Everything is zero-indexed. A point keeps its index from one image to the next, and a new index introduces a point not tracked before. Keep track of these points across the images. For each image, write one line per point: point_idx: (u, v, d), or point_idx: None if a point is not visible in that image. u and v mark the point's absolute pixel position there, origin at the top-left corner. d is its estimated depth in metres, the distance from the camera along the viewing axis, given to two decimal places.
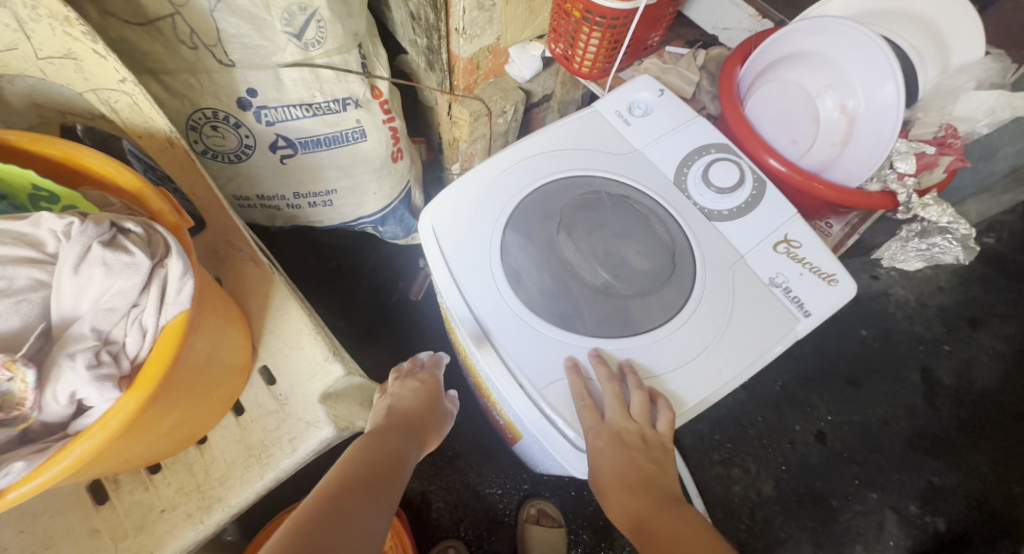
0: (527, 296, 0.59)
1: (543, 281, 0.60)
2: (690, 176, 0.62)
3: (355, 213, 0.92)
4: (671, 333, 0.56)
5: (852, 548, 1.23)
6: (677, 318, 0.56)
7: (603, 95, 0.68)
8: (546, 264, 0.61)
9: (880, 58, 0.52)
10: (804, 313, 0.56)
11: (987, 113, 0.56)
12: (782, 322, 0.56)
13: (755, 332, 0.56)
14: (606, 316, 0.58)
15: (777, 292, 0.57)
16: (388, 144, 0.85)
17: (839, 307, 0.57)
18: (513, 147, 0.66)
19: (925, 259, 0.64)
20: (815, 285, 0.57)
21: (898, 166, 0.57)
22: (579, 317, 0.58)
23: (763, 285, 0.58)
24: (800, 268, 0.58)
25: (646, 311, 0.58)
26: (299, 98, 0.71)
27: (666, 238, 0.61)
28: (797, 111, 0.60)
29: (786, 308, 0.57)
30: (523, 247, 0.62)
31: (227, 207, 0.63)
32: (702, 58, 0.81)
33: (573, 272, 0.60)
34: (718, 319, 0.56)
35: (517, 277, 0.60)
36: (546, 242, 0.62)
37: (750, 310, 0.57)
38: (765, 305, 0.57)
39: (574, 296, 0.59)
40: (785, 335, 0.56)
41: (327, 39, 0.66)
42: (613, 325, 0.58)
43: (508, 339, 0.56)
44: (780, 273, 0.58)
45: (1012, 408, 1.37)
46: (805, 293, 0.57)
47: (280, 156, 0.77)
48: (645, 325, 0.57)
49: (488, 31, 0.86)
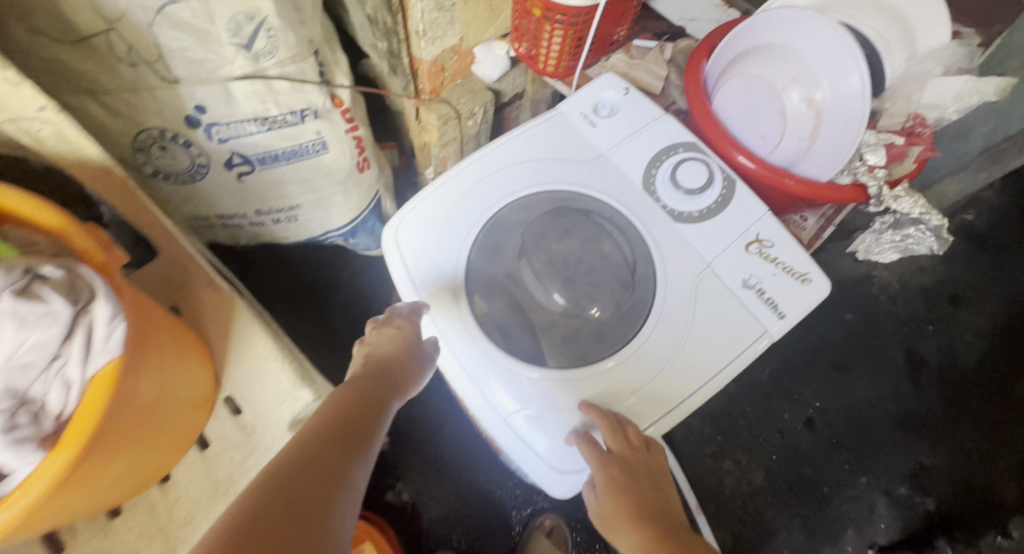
0: (488, 320, 0.60)
1: (507, 302, 0.61)
2: (658, 178, 0.60)
3: (322, 227, 0.90)
4: (633, 351, 0.57)
5: (844, 533, 1.24)
6: (639, 336, 0.57)
7: (568, 96, 0.66)
8: (508, 285, 0.62)
9: (846, 50, 0.50)
10: (778, 315, 0.55)
11: (954, 100, 0.57)
12: (755, 325, 0.56)
13: (719, 345, 0.56)
14: (569, 336, 0.59)
15: (749, 294, 0.56)
16: (352, 155, 0.82)
17: (814, 306, 0.56)
18: (477, 154, 0.64)
19: (900, 249, 0.64)
20: (789, 285, 0.56)
21: (868, 158, 0.56)
22: (542, 336, 0.59)
23: (734, 288, 0.57)
24: (773, 268, 0.56)
25: (608, 330, 0.59)
26: (253, 112, 0.68)
27: (628, 251, 0.60)
28: (764, 106, 0.58)
29: (759, 312, 0.56)
30: (485, 269, 0.62)
31: (175, 231, 0.60)
32: (669, 51, 0.79)
33: (535, 291, 0.60)
34: (682, 331, 0.57)
35: (482, 299, 0.61)
36: (508, 266, 0.62)
37: (716, 323, 0.57)
38: (734, 310, 0.57)
39: (532, 318, 0.60)
40: (754, 342, 0.56)
41: (279, 49, 0.64)
42: (576, 346, 0.59)
43: (471, 364, 0.57)
44: (754, 274, 0.57)
45: (995, 384, 1.39)
46: (779, 294, 0.56)
47: (238, 174, 0.74)
48: (608, 345, 0.58)
49: (450, 32, 0.83)
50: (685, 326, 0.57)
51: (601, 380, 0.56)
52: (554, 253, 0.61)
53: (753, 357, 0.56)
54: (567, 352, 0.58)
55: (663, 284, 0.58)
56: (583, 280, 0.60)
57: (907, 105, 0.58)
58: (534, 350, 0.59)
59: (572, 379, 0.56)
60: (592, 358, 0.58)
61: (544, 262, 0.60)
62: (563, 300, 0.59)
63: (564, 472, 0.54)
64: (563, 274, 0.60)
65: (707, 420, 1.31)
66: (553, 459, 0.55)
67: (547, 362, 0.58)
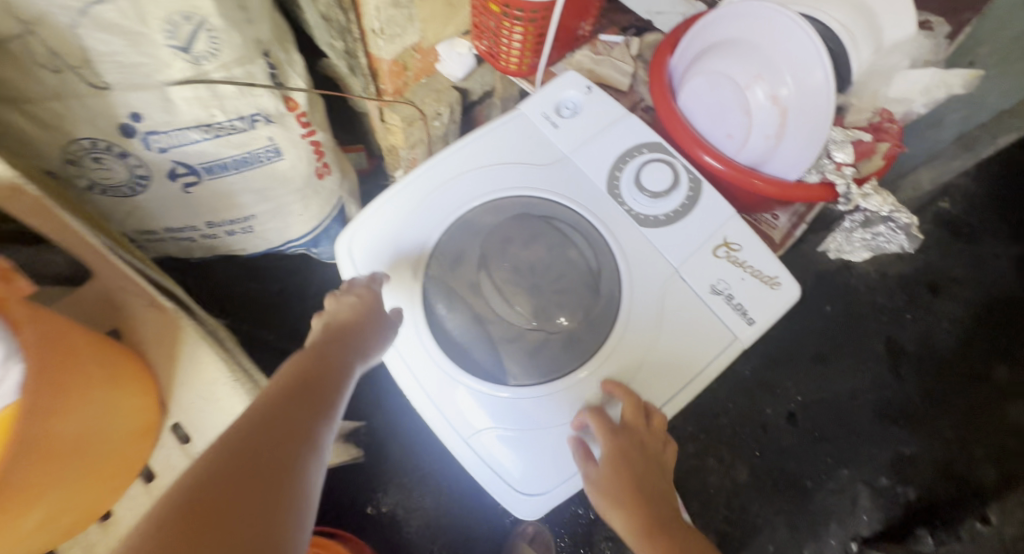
0: (447, 334, 0.58)
1: (466, 316, 0.59)
2: (623, 180, 0.58)
3: (281, 237, 0.86)
4: (599, 365, 0.55)
5: (826, 526, 1.24)
6: (604, 349, 0.55)
7: (529, 95, 0.63)
8: (466, 298, 0.60)
9: (811, 47, 0.48)
10: (748, 321, 0.54)
11: (922, 92, 0.57)
12: (724, 333, 0.54)
13: (687, 356, 0.54)
14: (533, 349, 0.58)
15: (718, 300, 0.54)
16: (311, 161, 0.79)
17: (785, 311, 0.54)
18: (433, 159, 0.61)
19: (870, 249, 0.61)
20: (758, 290, 0.54)
21: (836, 155, 0.54)
22: (503, 351, 0.58)
23: (703, 294, 0.55)
24: (741, 273, 0.54)
25: (573, 342, 0.57)
26: (196, 119, 0.63)
27: (591, 262, 0.59)
28: (728, 104, 0.57)
29: (729, 319, 0.54)
30: (442, 282, 0.60)
31: (105, 251, 0.56)
32: (636, 47, 0.77)
33: (493, 306, 0.60)
34: (649, 343, 0.55)
35: (440, 313, 0.59)
36: (468, 280, 0.60)
37: (683, 333, 0.54)
38: (702, 318, 0.54)
39: (492, 333, 0.59)
40: (723, 351, 0.54)
41: (223, 50, 0.59)
42: (541, 360, 0.57)
43: (429, 384, 0.56)
44: (721, 280, 0.55)
45: (973, 371, 1.39)
46: (749, 300, 0.54)
47: (183, 185, 0.70)
48: (573, 359, 0.56)
49: (410, 29, 0.78)
50: (652, 338, 0.55)
51: (565, 396, 0.54)
52: (517, 262, 0.60)
53: (723, 367, 0.54)
54: (530, 367, 0.56)
55: (629, 293, 0.56)
56: (549, 290, 0.59)
57: (874, 100, 0.57)
58: (496, 367, 0.57)
59: (536, 397, 0.54)
60: (557, 373, 0.56)
61: (506, 274, 0.60)
62: (523, 313, 0.58)
63: (527, 495, 0.53)
64: (524, 285, 0.59)
65: (691, 418, 1.30)
66: (518, 482, 0.53)
67: (509, 379, 0.56)
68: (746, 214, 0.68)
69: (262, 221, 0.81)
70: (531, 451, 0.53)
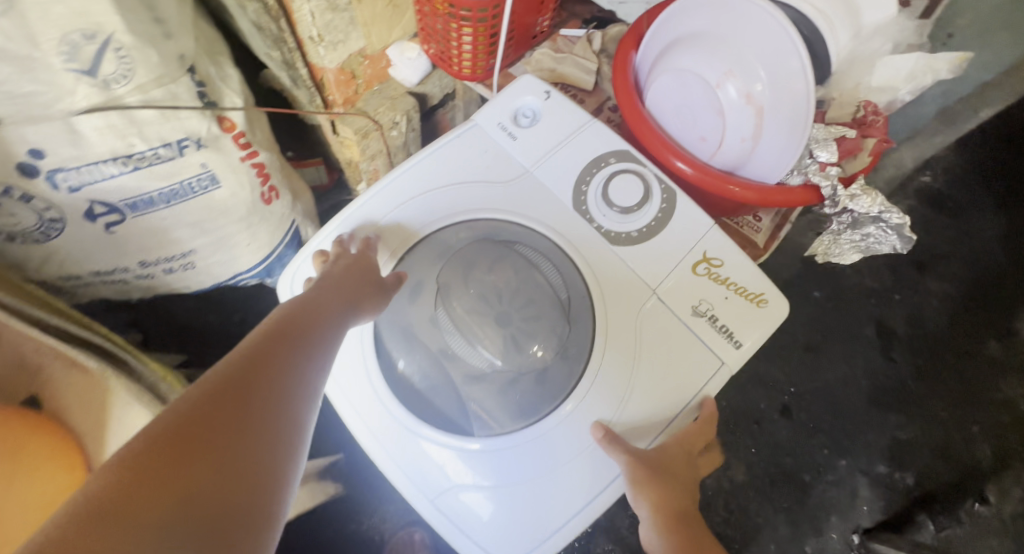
0: (405, 379, 0.54)
1: (425, 360, 0.54)
2: (590, 197, 0.54)
3: (229, 270, 0.79)
4: (573, 407, 0.50)
5: (827, 521, 1.21)
6: (580, 386, 0.50)
7: (483, 103, 0.57)
8: (423, 340, 0.54)
9: (786, 39, 0.44)
10: (734, 344, 0.50)
11: (906, 79, 0.52)
12: (710, 358, 0.50)
13: (671, 389, 0.49)
14: (502, 388, 0.53)
15: (701, 322, 0.50)
16: (254, 187, 0.72)
17: (772, 331, 0.50)
18: (379, 182, 0.56)
19: (861, 250, 0.56)
20: (744, 308, 0.50)
21: (818, 155, 0.49)
22: (466, 397, 0.53)
23: (684, 317, 0.50)
24: (725, 291, 0.51)
25: (545, 379, 0.52)
26: (111, 150, 0.57)
27: (559, 290, 0.54)
28: (699, 104, 0.51)
29: (714, 342, 0.50)
30: (396, 325, 0.55)
31: (11, 308, 0.51)
32: (599, 41, 0.70)
33: (453, 343, 0.53)
34: (628, 376, 0.50)
35: (399, 364, 0.54)
36: (426, 316, 0.55)
37: (664, 364, 0.50)
38: (685, 343, 0.50)
39: (451, 376, 0.53)
40: (710, 379, 0.50)
41: (136, 71, 0.54)
42: (509, 400, 0.52)
43: (386, 440, 0.51)
44: (704, 300, 0.51)
45: (964, 349, 1.37)
46: (733, 320, 0.50)
47: (105, 225, 0.63)
48: (548, 397, 0.52)
49: (353, 34, 0.71)
50: (630, 370, 0.50)
51: (533, 448, 0.49)
52: (482, 287, 0.54)
53: (710, 397, 0.50)
54: (497, 413, 0.52)
55: (602, 321, 0.51)
56: (517, 321, 0.53)
57: (853, 92, 0.52)
58: (460, 419, 0.52)
59: (503, 449, 0.49)
60: (528, 419, 0.51)
61: (470, 304, 0.54)
62: (489, 352, 0.52)
63: None
64: (490, 315, 0.54)
65: None
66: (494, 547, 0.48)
67: (474, 431, 0.51)
68: (728, 217, 0.64)
69: (205, 254, 0.74)
70: (505, 511, 0.48)
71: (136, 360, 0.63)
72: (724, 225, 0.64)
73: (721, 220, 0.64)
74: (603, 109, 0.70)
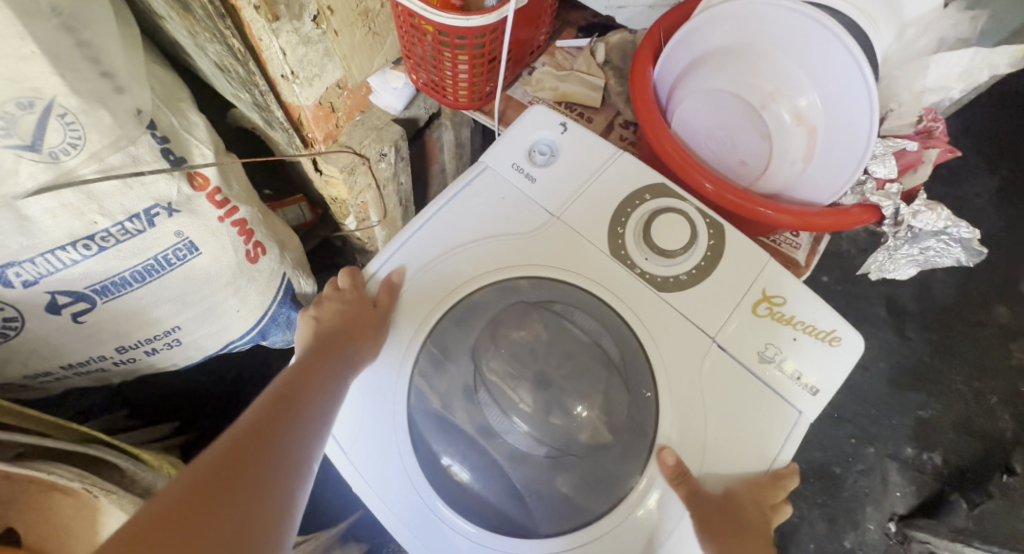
0: (444, 469, 0.49)
1: (467, 446, 0.49)
2: (627, 240, 0.48)
3: (219, 340, 0.72)
4: (647, 483, 0.44)
5: (863, 513, 1.18)
6: (646, 466, 0.45)
7: (494, 142, 0.53)
8: (463, 422, 0.49)
9: (844, 53, 0.39)
10: (810, 391, 0.45)
11: (960, 77, 0.47)
12: (786, 411, 0.45)
13: (750, 451, 0.45)
14: (550, 463, 0.48)
15: (770, 370, 0.45)
16: (237, 247, 0.64)
17: (849, 372, 0.45)
18: (383, 253, 0.50)
19: (919, 263, 0.52)
20: (815, 348, 0.45)
21: (875, 172, 0.46)
22: (516, 485, 0.48)
23: (750, 364, 0.46)
24: (792, 332, 0.46)
25: (599, 450, 0.47)
26: (69, 233, 0.50)
27: (607, 345, 0.48)
28: (736, 124, 0.46)
29: (789, 393, 0.45)
30: (429, 413, 0.49)
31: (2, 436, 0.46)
32: (602, 52, 0.65)
33: (494, 422, 0.48)
34: (699, 441, 0.45)
35: (448, 464, 0.49)
36: (461, 390, 0.49)
37: (736, 418, 0.45)
38: (755, 397, 0.45)
39: (498, 461, 0.48)
40: (790, 433, 0.45)
41: (87, 138, 0.47)
42: (567, 476, 0.47)
43: (433, 541, 0.48)
44: (770, 343, 0.46)
45: (971, 319, 1.28)
46: (806, 363, 0.45)
47: (72, 315, 0.56)
48: (632, 465, 0.46)
49: (329, 67, 0.63)
50: (698, 432, 0.45)
51: (614, 538, 0.44)
52: (512, 346, 0.49)
53: (793, 454, 0.45)
54: (559, 495, 0.47)
55: (662, 380, 0.46)
56: (559, 381, 0.48)
57: (897, 94, 0.47)
58: (519, 514, 0.48)
59: (586, 542, 0.45)
60: (597, 510, 0.46)
61: (502, 368, 0.49)
62: (526, 423, 0.47)
63: None
64: (528, 376, 0.48)
65: None
66: None
67: (537, 528, 0.47)
68: (764, 236, 0.58)
69: (192, 327, 0.67)
70: None
71: (124, 463, 0.57)
72: (764, 245, 0.58)
73: (758, 238, 0.58)
74: (614, 125, 0.64)
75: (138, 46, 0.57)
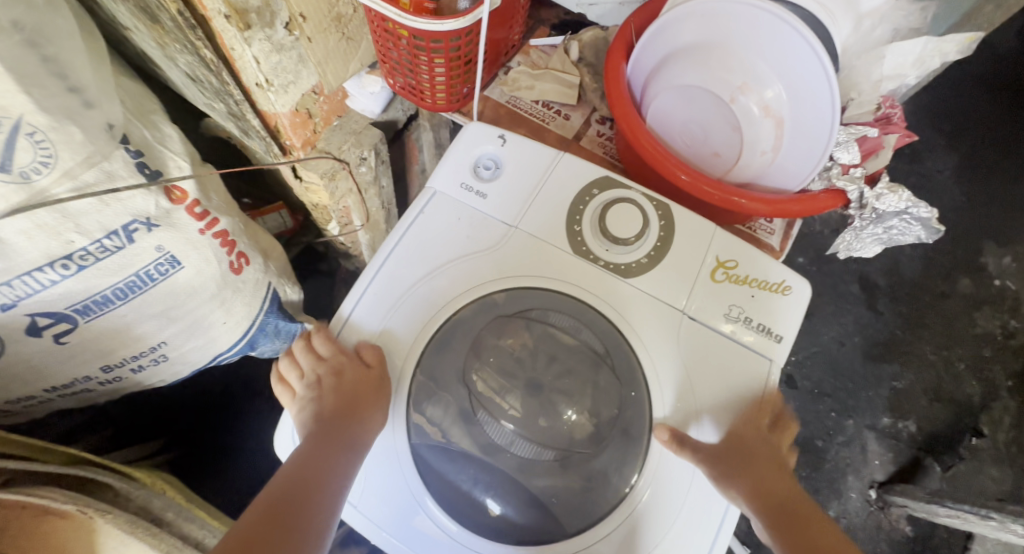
0: (455, 487, 0.50)
1: (477, 467, 0.50)
2: (586, 234, 0.53)
3: (207, 353, 0.71)
4: (657, 456, 0.48)
5: (844, 482, 1.23)
6: (651, 453, 0.49)
7: (437, 166, 0.57)
8: (463, 438, 0.50)
9: (800, 42, 0.41)
10: (776, 339, 0.51)
11: (914, 65, 0.49)
12: (761, 362, 0.51)
13: (733, 407, 0.50)
14: (558, 464, 0.50)
15: (736, 329, 0.51)
16: (220, 258, 0.64)
17: (804, 313, 0.52)
18: (357, 285, 0.53)
19: (883, 242, 0.55)
20: (772, 300, 0.52)
21: (840, 157, 0.48)
22: (529, 490, 0.49)
23: (719, 327, 0.51)
24: (750, 290, 0.52)
25: (604, 446, 0.50)
26: (46, 253, 0.49)
27: (590, 341, 0.52)
28: (708, 119, 0.48)
29: (759, 345, 0.51)
30: (431, 443, 0.51)
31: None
32: (576, 50, 0.66)
33: (494, 437, 0.50)
34: (687, 407, 0.50)
35: (464, 486, 0.50)
36: (456, 408, 0.51)
37: (716, 386, 0.50)
38: (729, 353, 0.51)
39: (507, 474, 0.50)
40: (767, 380, 0.50)
41: (59, 155, 0.46)
42: (573, 476, 0.49)
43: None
44: (734, 305, 0.51)
45: (939, 291, 1.33)
46: (767, 316, 0.51)
47: (53, 337, 0.55)
48: (632, 460, 0.49)
49: (304, 73, 0.63)
50: (689, 407, 0.50)
51: (643, 520, 0.48)
52: (498, 354, 0.52)
53: (774, 400, 0.50)
54: (571, 494, 0.49)
55: (643, 354, 0.51)
56: (551, 384, 0.51)
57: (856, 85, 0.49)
58: (543, 524, 0.49)
59: (611, 531, 0.48)
60: (614, 501, 0.49)
61: (492, 379, 0.52)
62: (518, 426, 0.50)
63: None
64: (519, 384, 0.52)
65: None
66: None
67: (563, 527, 0.49)
68: (740, 222, 0.61)
69: (179, 342, 0.66)
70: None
71: (115, 480, 0.56)
72: (739, 231, 0.60)
73: (735, 226, 0.60)
74: (590, 121, 0.66)
75: (104, 58, 0.56)
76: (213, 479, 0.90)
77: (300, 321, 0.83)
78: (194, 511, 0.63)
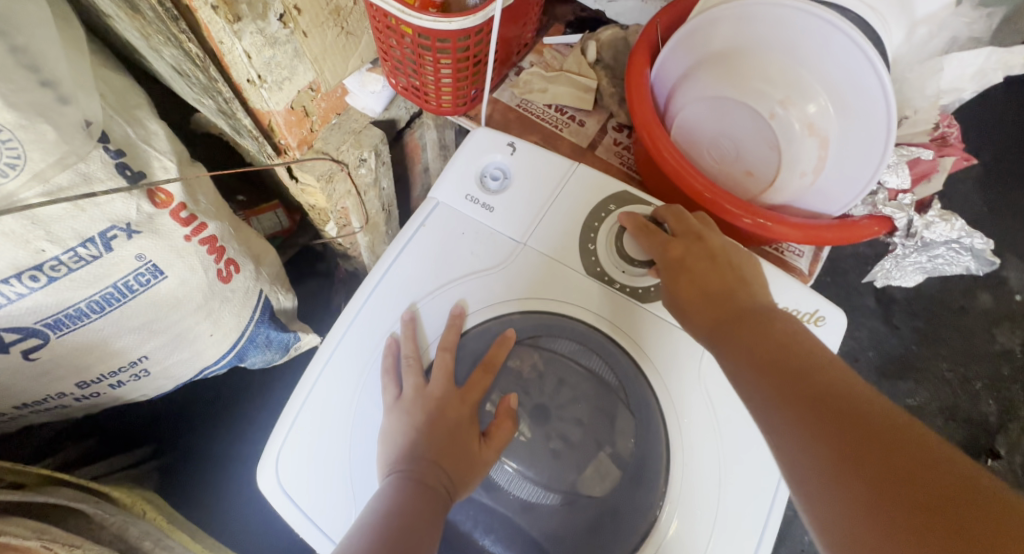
0: (453, 527, 0.46)
1: (477, 507, 0.46)
2: (601, 254, 0.49)
3: (192, 366, 0.68)
4: (676, 497, 0.45)
5: None
6: (670, 493, 0.45)
7: (441, 175, 0.52)
8: None
9: (856, 52, 0.36)
10: None
11: (973, 79, 0.44)
12: None
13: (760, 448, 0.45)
14: (567, 506, 0.45)
15: None
16: (207, 266, 0.60)
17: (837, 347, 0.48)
18: (352, 302, 0.49)
19: (925, 269, 0.52)
20: None
21: (888, 181, 0.44)
22: (534, 531, 0.45)
23: None
24: None
25: (617, 486, 0.46)
26: (12, 264, 0.44)
27: (602, 370, 0.48)
28: (741, 133, 0.43)
29: None
30: None
31: None
32: (593, 51, 0.61)
33: (495, 474, 0.46)
34: (710, 446, 0.45)
35: (464, 527, 0.46)
36: None
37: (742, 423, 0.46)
38: None
39: (509, 515, 0.46)
40: None
41: (28, 156, 0.41)
42: (582, 518, 0.45)
43: None
44: None
45: (957, 305, 1.28)
46: None
47: (21, 353, 0.51)
48: (648, 502, 0.45)
49: (300, 68, 0.58)
50: (711, 446, 0.45)
51: None
52: (504, 382, 0.48)
53: None
54: (580, 537, 0.45)
55: (659, 386, 0.47)
56: (560, 413, 0.47)
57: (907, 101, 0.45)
58: None
59: None
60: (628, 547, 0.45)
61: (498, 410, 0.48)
62: (522, 463, 0.46)
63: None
64: (526, 412, 0.48)
65: None
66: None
67: None
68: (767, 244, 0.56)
69: (161, 356, 0.63)
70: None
71: (88, 507, 0.52)
72: (768, 253, 0.55)
73: (762, 247, 0.55)
74: (607, 129, 0.61)
75: (83, 49, 0.51)
76: (198, 492, 0.86)
77: (293, 329, 0.79)
78: (174, 536, 0.60)
